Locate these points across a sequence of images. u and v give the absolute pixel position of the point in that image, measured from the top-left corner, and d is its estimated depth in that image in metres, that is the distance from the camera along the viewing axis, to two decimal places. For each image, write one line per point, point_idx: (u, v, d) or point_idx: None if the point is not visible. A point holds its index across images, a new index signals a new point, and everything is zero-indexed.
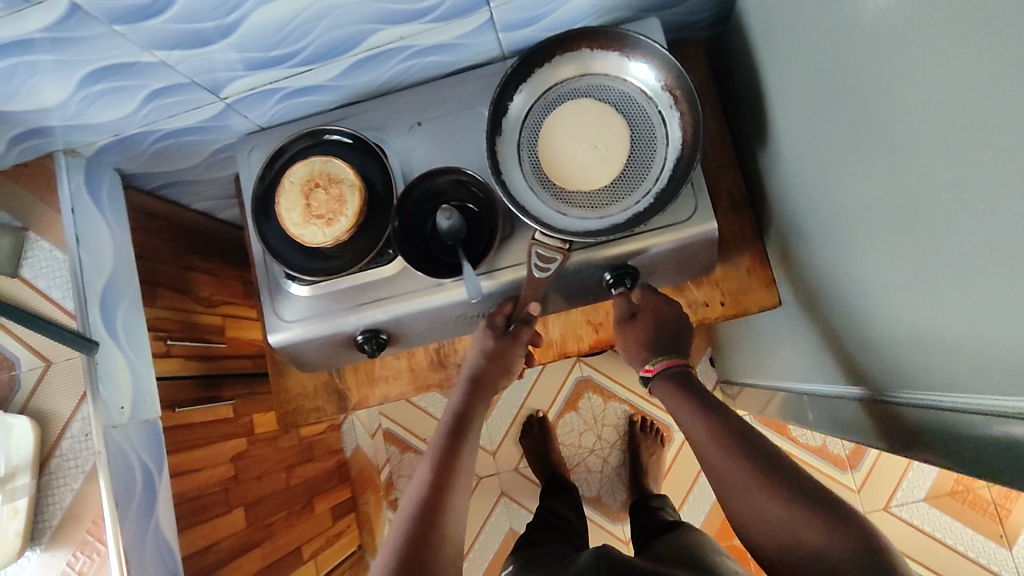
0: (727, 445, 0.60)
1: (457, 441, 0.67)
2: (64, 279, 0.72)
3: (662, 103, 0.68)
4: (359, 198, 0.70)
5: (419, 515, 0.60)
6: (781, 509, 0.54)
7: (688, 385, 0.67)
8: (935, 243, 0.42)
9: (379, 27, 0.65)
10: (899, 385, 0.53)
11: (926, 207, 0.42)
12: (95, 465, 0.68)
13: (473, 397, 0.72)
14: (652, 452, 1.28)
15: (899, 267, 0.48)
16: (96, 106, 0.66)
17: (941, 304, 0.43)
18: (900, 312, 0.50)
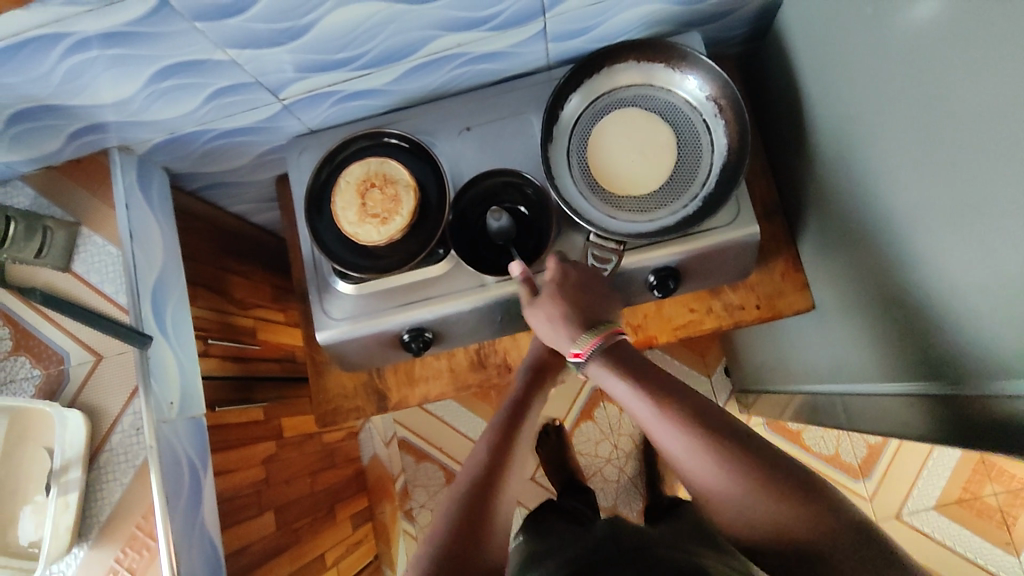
0: (674, 419, 0.55)
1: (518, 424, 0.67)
2: (117, 274, 0.72)
3: (708, 113, 0.71)
4: (414, 197, 0.72)
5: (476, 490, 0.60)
6: (742, 477, 0.51)
7: (633, 360, 0.62)
8: (1007, 232, 0.44)
9: (440, 34, 0.67)
10: (949, 377, 0.56)
11: (999, 199, 0.45)
12: (146, 460, 0.68)
13: (534, 385, 0.73)
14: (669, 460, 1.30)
15: (959, 259, 0.51)
16: (159, 104, 0.68)
17: (1005, 291, 0.46)
18: (959, 306, 0.53)
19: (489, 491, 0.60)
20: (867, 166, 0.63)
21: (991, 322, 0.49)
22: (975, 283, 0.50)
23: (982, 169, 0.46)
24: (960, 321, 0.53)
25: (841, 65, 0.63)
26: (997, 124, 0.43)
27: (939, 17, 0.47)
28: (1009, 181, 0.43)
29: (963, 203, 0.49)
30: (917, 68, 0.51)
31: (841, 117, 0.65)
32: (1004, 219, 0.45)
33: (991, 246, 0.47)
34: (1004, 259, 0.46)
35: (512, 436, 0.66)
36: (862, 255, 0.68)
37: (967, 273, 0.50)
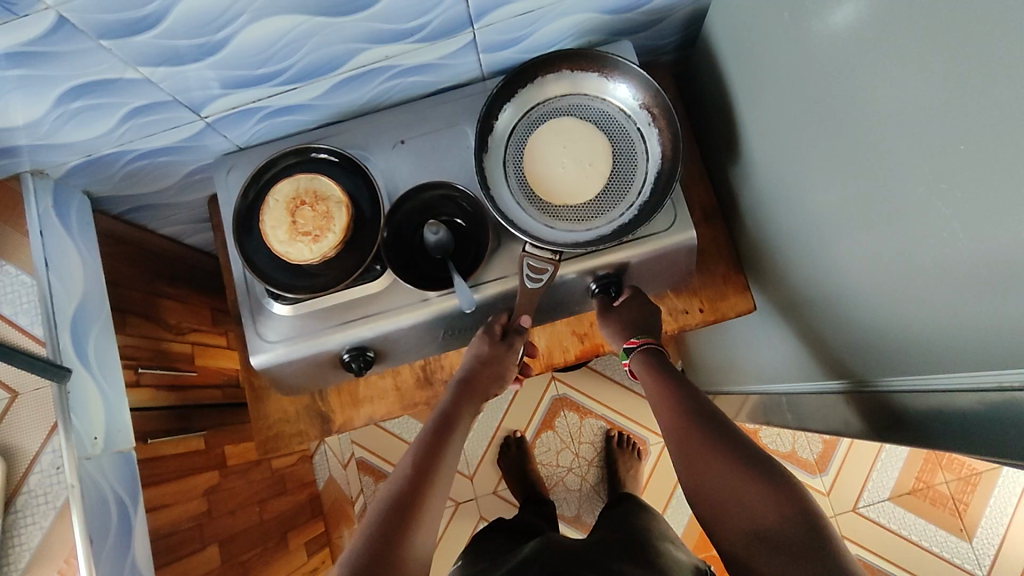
0: (702, 435, 0.60)
1: (444, 439, 0.66)
2: (32, 305, 0.68)
3: (641, 121, 0.71)
4: (346, 213, 0.70)
5: (400, 501, 0.59)
6: (706, 469, 0.57)
7: (664, 368, 0.69)
8: (927, 229, 0.45)
9: (366, 46, 0.66)
10: (886, 374, 0.57)
11: (916, 195, 0.45)
12: (67, 500, 0.65)
13: (462, 397, 0.71)
14: (629, 467, 1.29)
15: (884, 254, 0.52)
16: (72, 125, 0.65)
17: (933, 287, 0.47)
18: (887, 305, 0.53)
19: (409, 510, 0.58)
20: (793, 168, 0.64)
21: (919, 319, 0.50)
22: (899, 274, 0.50)
23: (899, 166, 0.46)
24: (891, 316, 0.53)
25: (765, 70, 0.64)
26: (910, 123, 0.44)
27: (849, 20, 0.48)
28: (928, 179, 0.43)
29: (883, 201, 0.50)
30: (837, 69, 0.52)
31: (769, 120, 0.66)
32: (924, 216, 0.45)
33: (907, 241, 0.48)
34: (925, 252, 0.46)
35: (439, 453, 0.65)
36: (797, 254, 0.68)
37: (893, 268, 0.51)
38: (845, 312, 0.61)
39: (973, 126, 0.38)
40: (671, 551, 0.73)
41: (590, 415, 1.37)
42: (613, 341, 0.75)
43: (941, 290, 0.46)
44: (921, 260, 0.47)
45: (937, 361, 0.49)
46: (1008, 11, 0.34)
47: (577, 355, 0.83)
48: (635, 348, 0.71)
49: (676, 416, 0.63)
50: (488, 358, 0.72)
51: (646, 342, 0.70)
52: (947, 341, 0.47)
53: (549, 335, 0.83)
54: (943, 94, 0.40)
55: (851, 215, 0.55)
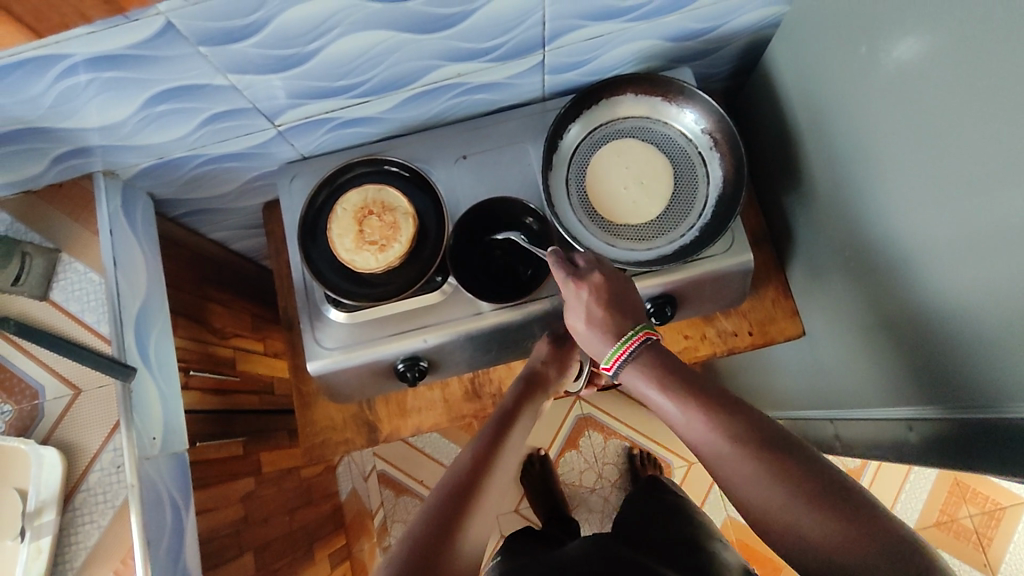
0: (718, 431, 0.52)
1: (503, 434, 0.64)
2: (98, 303, 0.69)
3: (703, 145, 0.73)
4: (413, 224, 0.71)
5: (456, 487, 0.57)
6: (771, 487, 0.47)
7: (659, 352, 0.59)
8: (1013, 261, 0.46)
9: (442, 63, 0.67)
10: (953, 403, 0.57)
11: (1001, 225, 0.47)
12: (127, 500, 0.65)
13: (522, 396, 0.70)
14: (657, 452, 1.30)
15: (962, 282, 0.53)
16: (152, 128, 0.66)
17: (1011, 316, 0.48)
18: (957, 334, 0.55)
19: (468, 494, 0.56)
20: (858, 196, 0.65)
21: (989, 349, 0.51)
22: (979, 303, 0.51)
23: (985, 197, 0.48)
24: (960, 344, 0.54)
25: (834, 100, 0.66)
26: (996, 156, 0.45)
27: (935, 53, 0.50)
28: (1015, 211, 0.45)
29: (964, 229, 0.51)
30: (915, 101, 0.53)
31: (832, 148, 0.68)
32: (1010, 246, 0.46)
33: (990, 271, 0.49)
34: (1008, 281, 0.47)
35: (497, 445, 0.63)
36: (857, 280, 0.69)
37: (971, 298, 0.52)
38: (909, 339, 0.62)
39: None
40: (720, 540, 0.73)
41: (613, 436, 1.37)
42: (587, 334, 0.63)
43: (1020, 320, 0.47)
44: (1002, 286, 0.48)
45: (1007, 389, 0.50)
46: None
47: None
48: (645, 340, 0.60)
49: (719, 425, 0.52)
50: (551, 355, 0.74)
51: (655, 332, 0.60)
52: (1018, 370, 0.48)
53: None
54: None
55: (923, 243, 0.57)
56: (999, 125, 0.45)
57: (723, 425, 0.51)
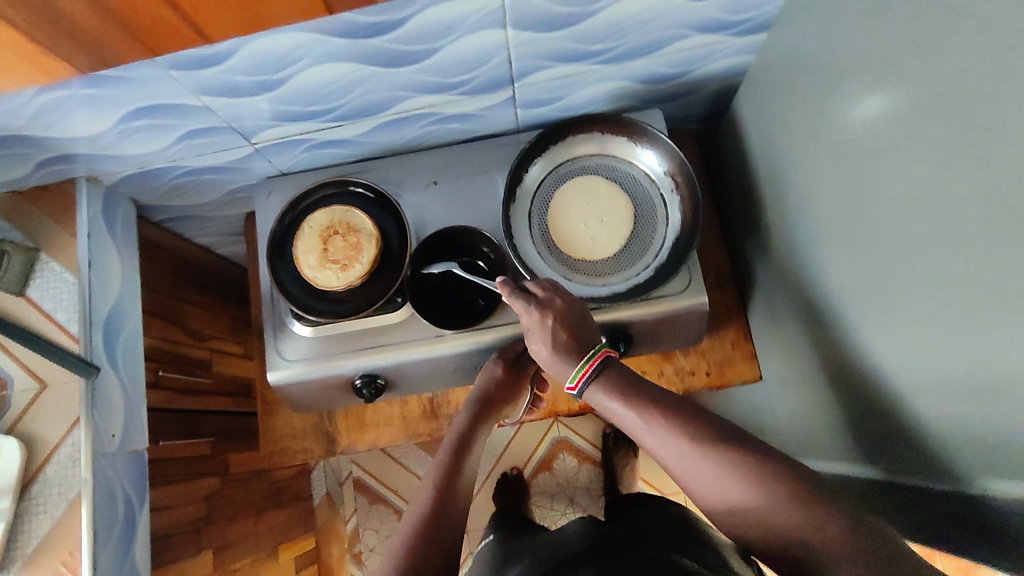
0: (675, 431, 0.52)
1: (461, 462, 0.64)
2: (71, 302, 0.72)
3: (664, 187, 0.74)
4: (375, 245, 0.73)
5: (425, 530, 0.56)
6: (740, 489, 0.48)
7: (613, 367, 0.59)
8: (950, 327, 0.47)
9: (412, 94, 0.70)
10: (902, 464, 0.57)
11: (938, 292, 0.47)
12: (79, 493, 0.68)
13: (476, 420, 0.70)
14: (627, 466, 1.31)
15: (902, 341, 0.53)
16: (132, 140, 0.69)
17: (950, 381, 0.48)
18: (901, 393, 0.55)
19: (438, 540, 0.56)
20: (812, 247, 0.66)
21: (932, 413, 0.51)
22: (917, 366, 0.52)
23: (922, 263, 0.48)
24: (904, 406, 0.55)
25: (791, 153, 0.67)
26: (932, 224, 0.46)
27: (877, 118, 0.51)
28: (952, 279, 0.45)
29: (903, 293, 0.52)
30: (860, 162, 0.54)
31: (790, 198, 0.69)
32: (946, 315, 0.47)
33: (927, 335, 0.50)
34: (945, 349, 0.48)
35: (457, 474, 0.63)
36: (811, 330, 0.70)
37: (911, 361, 0.52)
38: (858, 395, 0.62)
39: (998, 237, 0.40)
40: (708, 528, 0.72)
41: (587, 461, 1.38)
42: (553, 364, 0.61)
43: (960, 385, 0.47)
44: (939, 352, 0.49)
45: (950, 455, 0.50)
46: None
47: (582, 404, 0.85)
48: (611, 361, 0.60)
49: (673, 428, 0.52)
50: (502, 380, 0.73)
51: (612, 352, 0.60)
52: (958, 437, 0.48)
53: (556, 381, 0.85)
54: (966, 203, 0.42)
55: (869, 301, 0.57)
56: (935, 195, 0.45)
57: (686, 431, 0.52)
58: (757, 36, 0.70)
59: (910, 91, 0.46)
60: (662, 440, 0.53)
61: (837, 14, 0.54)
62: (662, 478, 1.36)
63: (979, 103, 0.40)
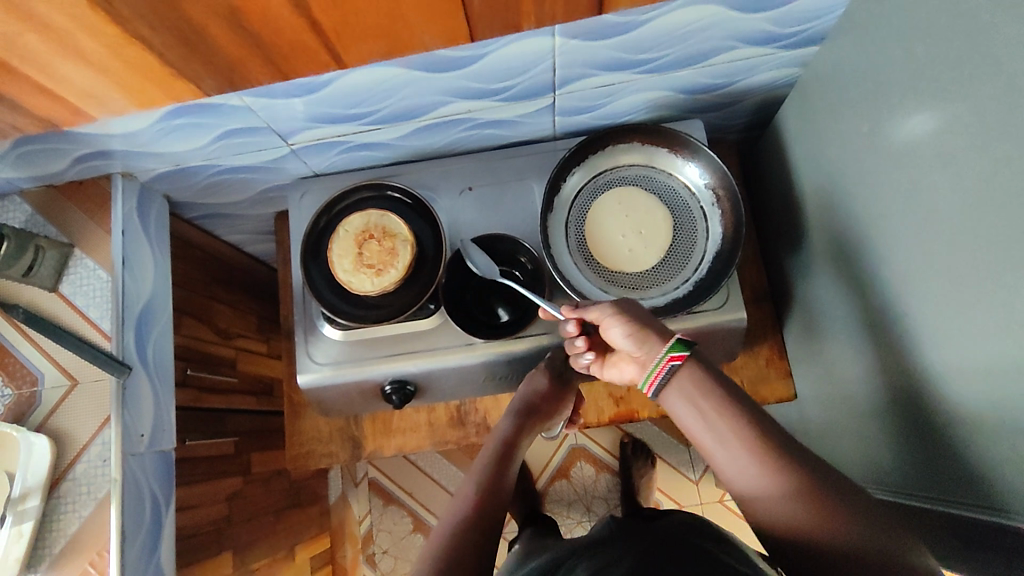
0: (732, 421, 0.50)
1: (504, 466, 0.64)
2: (103, 299, 0.72)
3: (705, 200, 0.73)
4: (410, 251, 0.72)
5: (464, 525, 0.55)
6: (790, 489, 0.46)
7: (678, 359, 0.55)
8: (1012, 359, 0.45)
9: (453, 99, 0.69)
10: (950, 493, 0.55)
11: (999, 323, 0.46)
12: (108, 493, 0.67)
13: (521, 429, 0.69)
14: (642, 474, 1.31)
15: (955, 369, 0.52)
16: (170, 138, 0.69)
17: (1009, 415, 0.46)
18: (950, 422, 0.53)
19: (479, 536, 0.55)
20: (858, 267, 0.65)
21: (986, 445, 0.49)
22: (968, 392, 0.50)
23: (983, 292, 0.47)
24: (953, 433, 0.53)
25: (840, 169, 0.65)
26: (997, 252, 0.45)
27: (937, 139, 0.50)
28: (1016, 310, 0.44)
29: (955, 316, 0.51)
30: (917, 184, 0.53)
31: (835, 214, 0.68)
32: (1000, 342, 0.46)
33: (984, 364, 0.48)
34: (1002, 378, 0.46)
35: (501, 476, 0.62)
36: (853, 351, 0.69)
37: (962, 387, 0.51)
38: (902, 420, 0.61)
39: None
40: None
41: (606, 470, 1.37)
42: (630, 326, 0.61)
43: (1018, 418, 0.45)
44: (998, 384, 0.47)
45: (1006, 490, 0.48)
46: None
47: (610, 418, 0.84)
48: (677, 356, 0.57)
49: (732, 419, 0.50)
50: (546, 393, 0.72)
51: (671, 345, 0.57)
52: (1013, 472, 0.47)
53: (585, 392, 0.84)
54: None
55: (918, 324, 0.56)
56: (1003, 222, 0.44)
57: (742, 424, 0.50)
58: (806, 48, 0.69)
59: (975, 110, 0.45)
60: (718, 428, 0.50)
61: (894, 29, 0.53)
62: (682, 490, 1.34)
63: None
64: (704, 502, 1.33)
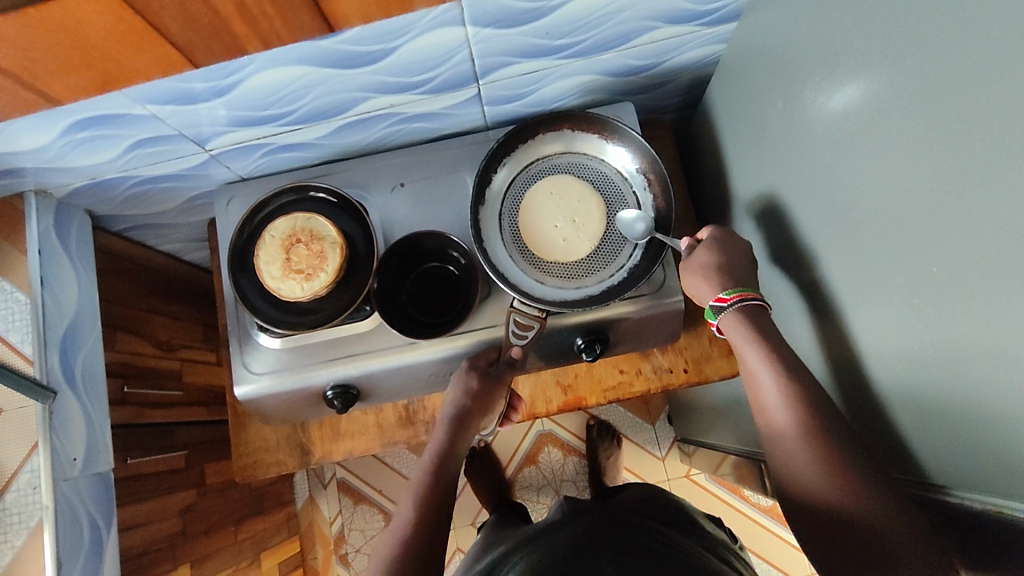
0: (787, 394, 0.55)
1: (440, 481, 0.65)
2: (23, 322, 0.69)
3: (637, 184, 0.73)
4: (339, 254, 0.71)
5: (401, 552, 0.58)
6: (810, 460, 0.51)
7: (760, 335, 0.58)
8: (920, 331, 0.45)
9: (372, 95, 0.67)
10: None
11: (910, 297, 0.46)
12: (40, 521, 0.66)
13: (456, 434, 0.70)
14: (609, 454, 1.31)
15: (873, 343, 0.52)
16: (78, 151, 0.66)
17: (918, 386, 0.47)
18: (873, 396, 0.54)
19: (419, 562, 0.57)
20: (788, 244, 0.65)
21: (904, 418, 0.50)
22: (885, 365, 0.51)
23: (893, 267, 0.47)
24: (876, 407, 0.54)
25: (766, 146, 0.65)
26: (906, 227, 0.44)
27: (848, 114, 0.49)
28: (922, 284, 0.44)
29: (872, 291, 0.51)
30: (835, 159, 0.52)
31: (766, 191, 0.67)
32: (911, 316, 0.46)
33: (898, 338, 0.48)
34: (912, 351, 0.47)
35: (437, 493, 0.64)
36: (790, 326, 0.69)
37: (879, 361, 0.51)
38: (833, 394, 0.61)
39: (960, 240, 0.39)
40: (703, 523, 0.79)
41: (573, 453, 1.37)
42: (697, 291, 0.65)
43: (927, 391, 0.46)
44: (909, 356, 0.47)
45: (921, 463, 0.49)
46: (1005, 147, 0.35)
47: (559, 407, 0.84)
48: (732, 305, 0.61)
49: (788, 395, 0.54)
50: (477, 394, 0.70)
51: (751, 296, 0.60)
52: (928, 444, 0.47)
53: (533, 383, 0.84)
54: (938, 207, 0.41)
55: (841, 300, 0.56)
56: (909, 197, 0.43)
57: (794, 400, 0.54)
58: (729, 24, 0.68)
59: (879, 81, 0.45)
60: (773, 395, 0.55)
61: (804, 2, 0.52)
62: (649, 468, 1.35)
63: (945, 100, 0.39)
64: (670, 478, 1.34)
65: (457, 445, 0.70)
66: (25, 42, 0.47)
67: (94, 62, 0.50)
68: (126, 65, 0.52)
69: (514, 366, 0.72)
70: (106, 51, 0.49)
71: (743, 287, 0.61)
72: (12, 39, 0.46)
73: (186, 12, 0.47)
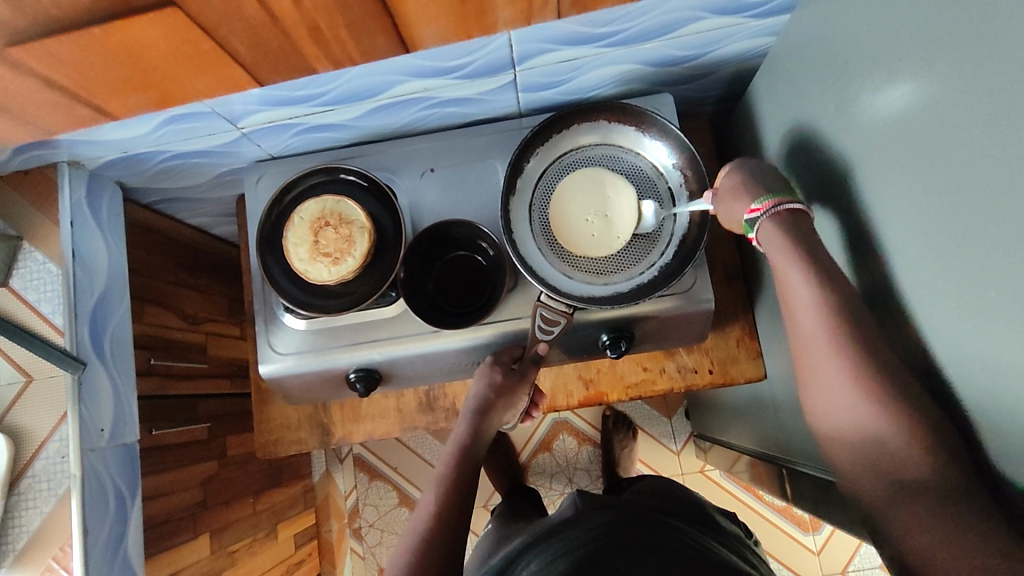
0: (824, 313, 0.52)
1: (462, 471, 0.65)
2: (56, 293, 0.71)
3: (672, 180, 0.71)
4: (367, 239, 0.70)
5: (423, 538, 0.58)
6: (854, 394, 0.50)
7: (799, 244, 0.55)
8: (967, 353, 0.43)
9: (406, 79, 0.66)
10: None
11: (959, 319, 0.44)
12: (68, 489, 0.67)
13: (479, 428, 0.70)
14: (624, 446, 1.30)
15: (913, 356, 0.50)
16: (111, 126, 0.65)
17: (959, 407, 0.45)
18: None
19: (442, 547, 0.58)
20: None
21: None
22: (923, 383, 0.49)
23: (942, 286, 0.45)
24: None
25: (810, 147, 0.62)
26: (961, 248, 0.42)
27: (903, 119, 0.47)
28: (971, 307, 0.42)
29: (916, 307, 0.48)
30: (888, 164, 0.50)
31: (806, 194, 0.65)
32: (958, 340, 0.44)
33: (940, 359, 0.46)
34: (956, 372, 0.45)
35: (460, 484, 0.64)
36: None
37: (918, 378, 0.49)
38: None
39: (1018, 268, 0.37)
40: (717, 519, 0.79)
41: (588, 442, 1.37)
42: (734, 216, 0.62)
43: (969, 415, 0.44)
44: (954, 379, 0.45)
45: None
46: None
47: (580, 400, 0.83)
48: (765, 216, 0.58)
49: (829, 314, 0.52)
50: (502, 387, 0.70)
51: (785, 200, 0.57)
52: None
53: (554, 376, 0.83)
54: (997, 229, 0.38)
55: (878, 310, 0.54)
56: (965, 215, 0.41)
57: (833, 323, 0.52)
58: (780, 16, 0.65)
59: (940, 91, 0.42)
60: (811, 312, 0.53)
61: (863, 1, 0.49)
62: (663, 460, 1.35)
63: (1015, 116, 0.36)
64: (684, 473, 1.34)
65: (481, 438, 0.70)
66: (85, 59, 0.48)
67: (152, 80, 0.52)
68: (183, 84, 0.53)
69: (538, 362, 0.71)
70: (162, 68, 0.50)
71: (778, 194, 0.58)
72: (71, 55, 0.47)
73: (252, 34, 0.48)
